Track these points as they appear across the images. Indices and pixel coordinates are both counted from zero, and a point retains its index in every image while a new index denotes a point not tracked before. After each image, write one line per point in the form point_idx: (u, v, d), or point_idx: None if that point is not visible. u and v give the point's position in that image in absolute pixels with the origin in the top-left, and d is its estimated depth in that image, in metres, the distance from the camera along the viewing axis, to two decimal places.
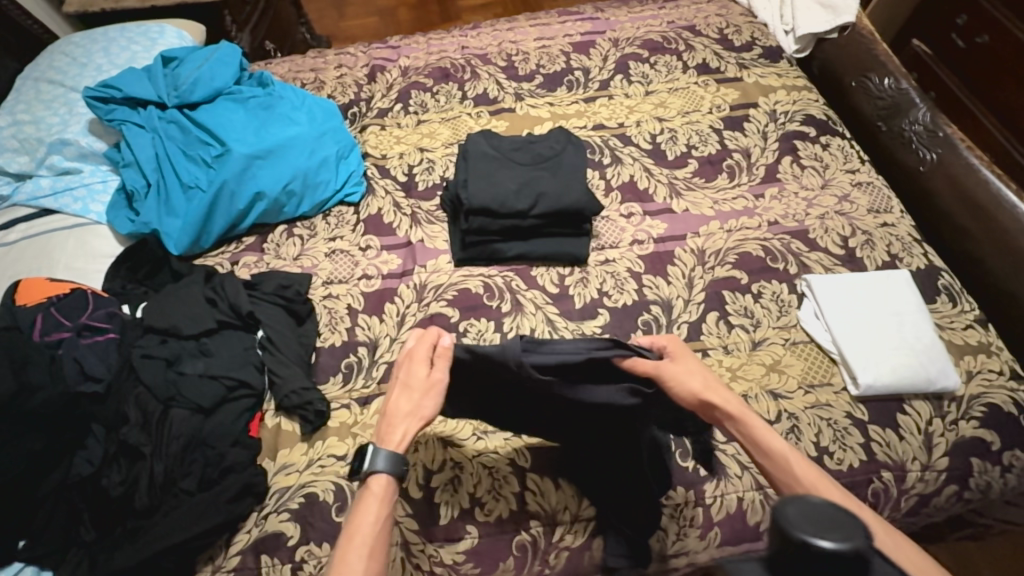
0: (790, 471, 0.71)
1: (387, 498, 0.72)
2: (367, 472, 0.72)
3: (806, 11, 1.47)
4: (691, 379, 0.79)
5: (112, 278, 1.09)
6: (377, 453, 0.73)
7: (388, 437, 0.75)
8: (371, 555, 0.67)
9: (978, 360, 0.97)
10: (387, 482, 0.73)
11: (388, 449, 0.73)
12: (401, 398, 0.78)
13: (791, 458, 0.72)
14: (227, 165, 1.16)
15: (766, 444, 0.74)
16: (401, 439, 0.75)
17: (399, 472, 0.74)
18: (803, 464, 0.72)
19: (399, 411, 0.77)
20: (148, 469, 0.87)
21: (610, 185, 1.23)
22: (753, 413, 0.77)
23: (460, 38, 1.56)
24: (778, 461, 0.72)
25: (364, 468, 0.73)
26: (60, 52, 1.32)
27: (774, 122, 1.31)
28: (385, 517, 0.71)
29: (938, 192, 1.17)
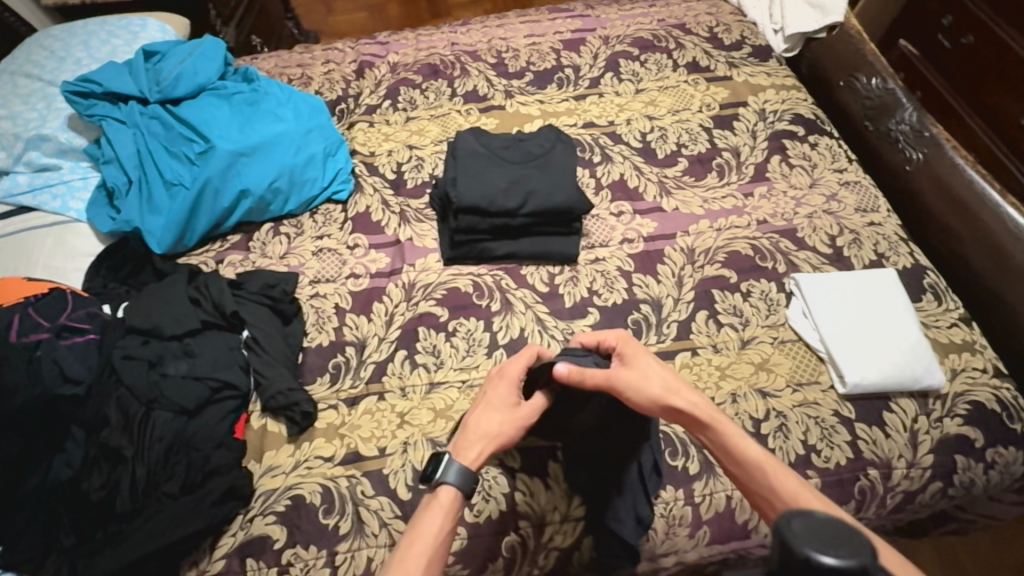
0: (767, 479, 0.72)
1: (451, 510, 0.73)
2: (436, 480, 0.74)
3: (795, 11, 1.47)
4: (648, 384, 0.79)
5: (93, 278, 1.07)
6: (450, 464, 0.74)
7: (465, 451, 0.77)
8: (430, 564, 0.68)
9: (963, 358, 0.98)
10: (454, 495, 0.74)
11: (463, 465, 0.75)
12: (484, 416, 0.80)
13: (767, 466, 0.73)
14: (211, 161, 1.13)
15: (742, 452, 0.75)
16: (476, 457, 0.76)
17: (467, 487, 0.75)
18: (777, 470, 0.73)
19: (479, 429, 0.79)
20: (130, 473, 0.85)
21: (600, 183, 1.22)
22: (723, 417, 0.79)
23: (449, 34, 1.54)
24: (753, 469, 0.73)
25: (435, 475, 0.74)
26: (38, 46, 1.29)
27: (763, 121, 1.31)
28: (448, 529, 0.72)
29: (924, 191, 1.18)
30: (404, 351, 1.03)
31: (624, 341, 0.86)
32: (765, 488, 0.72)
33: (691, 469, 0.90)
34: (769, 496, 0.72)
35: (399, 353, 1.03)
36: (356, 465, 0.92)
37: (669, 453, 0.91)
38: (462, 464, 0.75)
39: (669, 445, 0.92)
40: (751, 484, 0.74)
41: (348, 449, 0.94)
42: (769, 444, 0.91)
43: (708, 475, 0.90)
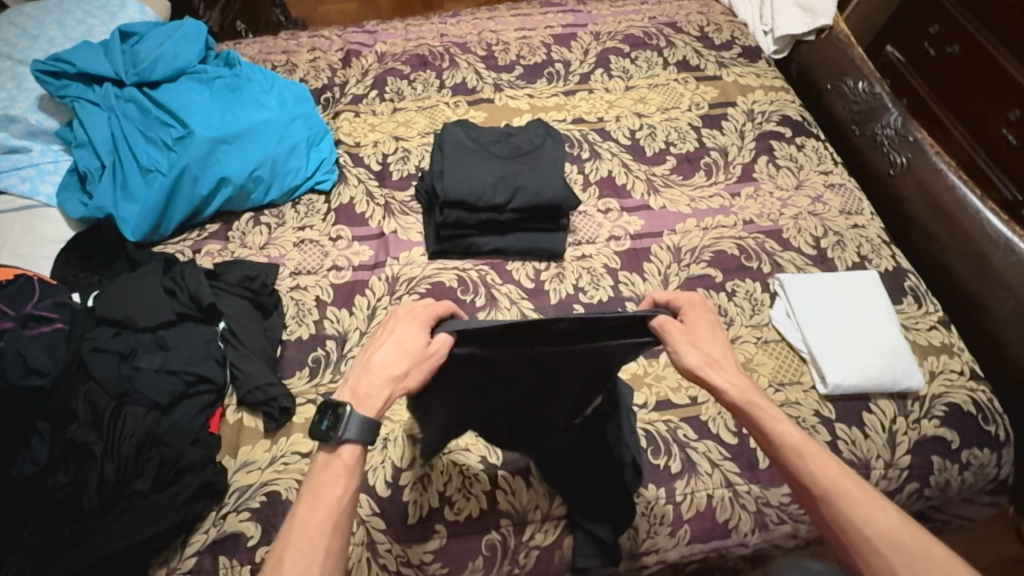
0: (804, 465, 0.63)
1: (355, 469, 0.62)
2: (337, 437, 0.60)
3: (785, 13, 1.47)
4: (689, 352, 0.68)
5: (63, 266, 1.03)
6: (352, 418, 0.60)
7: (368, 401, 0.62)
8: (334, 530, 0.58)
9: (941, 361, 1.00)
10: (358, 452, 0.62)
11: (365, 416, 0.60)
12: (389, 357, 0.63)
13: (806, 450, 0.63)
14: (190, 147, 1.10)
15: (777, 434, 0.65)
16: (380, 407, 0.62)
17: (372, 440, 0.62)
18: (816, 455, 0.63)
19: (383, 373, 0.63)
20: (98, 468, 0.82)
21: (588, 180, 1.21)
22: (760, 398, 0.67)
23: (439, 25, 1.52)
24: (787, 454, 0.64)
25: (334, 432, 0.60)
26: (7, 22, 1.23)
27: (751, 121, 1.31)
28: (353, 490, 0.61)
29: (907, 195, 1.19)
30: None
31: (693, 307, 0.72)
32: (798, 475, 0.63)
33: (674, 468, 0.90)
34: (800, 482, 0.63)
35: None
36: None
37: (652, 452, 0.91)
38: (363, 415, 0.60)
39: (651, 444, 0.92)
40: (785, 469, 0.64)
41: None
42: (750, 443, 0.92)
43: (690, 473, 0.90)
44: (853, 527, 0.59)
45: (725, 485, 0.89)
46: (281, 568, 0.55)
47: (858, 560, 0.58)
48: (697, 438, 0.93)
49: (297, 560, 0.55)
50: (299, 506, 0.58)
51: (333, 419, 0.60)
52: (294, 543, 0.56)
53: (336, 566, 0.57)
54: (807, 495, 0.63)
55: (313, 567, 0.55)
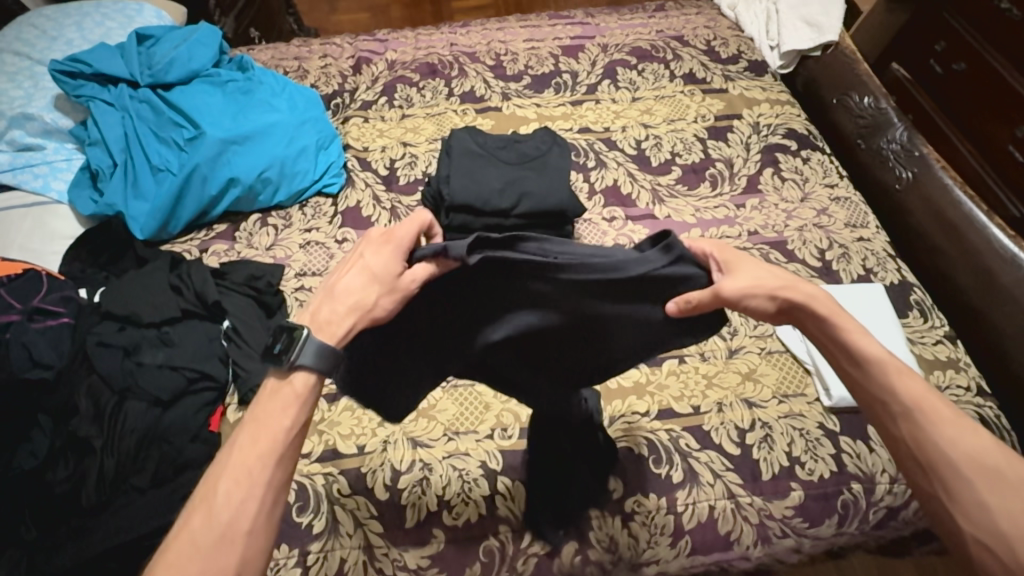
0: (887, 379, 0.58)
1: (306, 399, 0.58)
2: (287, 362, 0.57)
3: (791, 29, 1.48)
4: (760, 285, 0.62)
5: (72, 262, 1.04)
6: (304, 344, 0.56)
7: (326, 329, 0.59)
8: (278, 463, 0.55)
9: (947, 376, 0.99)
10: (312, 381, 0.58)
11: (322, 342, 0.57)
12: (356, 282, 0.61)
13: (892, 367, 0.58)
14: (201, 148, 1.11)
15: (861, 349, 0.60)
16: (341, 336, 0.59)
17: (327, 370, 0.58)
18: (901, 374, 0.58)
19: (347, 300, 0.60)
20: (98, 464, 0.82)
21: (593, 189, 1.22)
22: (846, 315, 0.62)
23: (449, 35, 1.54)
24: (868, 368, 0.59)
25: (285, 356, 0.57)
26: (29, 24, 1.26)
27: (756, 134, 1.32)
28: (303, 422, 0.58)
29: (912, 209, 1.19)
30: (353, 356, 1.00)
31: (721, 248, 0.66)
32: (877, 391, 0.58)
33: (676, 478, 0.89)
34: (884, 398, 0.58)
35: None
36: (333, 462, 0.90)
37: (653, 461, 0.90)
38: (319, 343, 0.57)
39: (653, 453, 0.91)
40: (866, 384, 0.59)
41: (326, 446, 0.91)
42: (753, 454, 0.91)
43: (692, 483, 0.89)
44: (935, 452, 0.54)
45: (727, 496, 0.88)
46: (216, 496, 0.52)
47: (936, 484, 0.54)
48: (700, 449, 0.92)
49: (232, 492, 0.53)
50: (240, 434, 0.55)
51: (286, 343, 0.56)
52: (229, 472, 0.53)
53: (277, 499, 0.55)
54: (885, 413, 0.58)
55: (250, 499, 0.53)
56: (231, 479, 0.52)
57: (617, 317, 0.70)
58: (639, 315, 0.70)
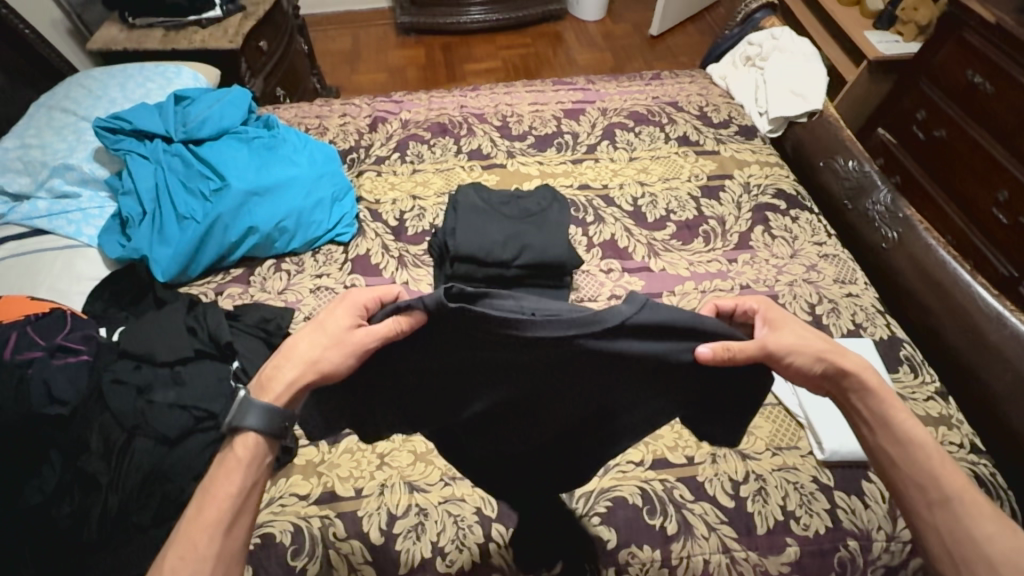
0: (927, 463, 0.63)
1: (251, 464, 0.63)
2: (231, 427, 0.62)
3: (778, 98, 1.59)
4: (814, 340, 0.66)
5: (95, 302, 1.10)
6: (245, 409, 0.62)
7: (269, 385, 0.64)
8: (227, 530, 0.58)
9: (939, 432, 1.00)
10: (254, 443, 0.63)
11: (264, 403, 0.62)
12: (307, 339, 0.66)
13: (932, 451, 0.64)
14: (224, 199, 1.19)
15: (906, 432, 0.65)
16: (282, 393, 0.64)
17: (268, 432, 0.63)
18: (937, 465, 0.63)
19: (296, 354, 0.65)
20: (102, 500, 0.84)
21: (592, 242, 1.28)
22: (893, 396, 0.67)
23: (460, 97, 1.66)
24: (911, 458, 0.64)
25: (229, 421, 0.62)
26: (77, 84, 1.39)
27: (747, 193, 1.39)
28: (249, 486, 0.61)
29: (899, 267, 1.23)
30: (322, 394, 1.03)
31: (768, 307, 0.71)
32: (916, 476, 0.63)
33: (669, 530, 0.89)
34: (917, 483, 0.63)
35: None
36: (331, 505, 0.91)
37: (647, 512, 0.91)
38: (259, 402, 0.62)
39: (647, 504, 0.92)
40: (906, 464, 0.64)
41: (324, 488, 0.93)
42: (748, 507, 0.91)
43: (686, 536, 0.89)
44: (968, 541, 0.59)
45: (722, 550, 0.88)
46: (162, 575, 0.55)
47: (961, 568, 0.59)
48: (694, 500, 0.92)
49: (180, 567, 0.55)
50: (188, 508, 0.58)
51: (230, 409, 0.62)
52: (176, 548, 0.56)
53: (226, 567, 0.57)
54: (923, 497, 0.63)
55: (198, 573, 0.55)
56: (177, 554, 0.55)
57: (618, 385, 0.67)
58: (634, 382, 0.67)
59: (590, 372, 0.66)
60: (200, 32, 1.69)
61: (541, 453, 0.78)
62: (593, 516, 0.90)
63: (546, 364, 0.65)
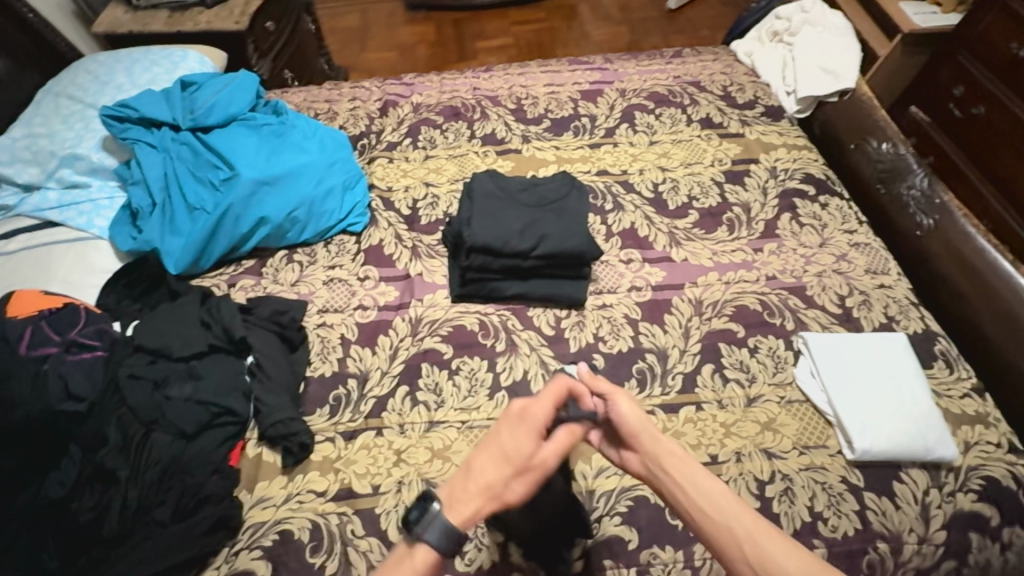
0: (714, 523, 0.62)
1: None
2: (413, 533, 0.57)
3: (807, 76, 1.51)
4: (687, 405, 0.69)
5: (108, 295, 1.09)
6: (436, 522, 0.57)
7: (456, 504, 0.59)
8: None
9: (976, 431, 0.96)
10: (433, 564, 0.57)
11: (449, 523, 0.57)
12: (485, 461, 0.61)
13: (718, 508, 0.63)
14: (234, 188, 1.17)
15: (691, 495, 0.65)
16: (470, 518, 0.59)
17: (451, 552, 0.57)
18: (728, 498, 0.63)
19: (476, 481, 0.60)
20: (121, 495, 0.84)
21: (611, 231, 1.24)
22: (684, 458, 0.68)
23: (472, 79, 1.60)
24: (704, 510, 0.63)
25: (413, 531, 0.57)
26: (84, 70, 1.36)
27: (774, 178, 1.33)
28: None
29: (933, 254, 1.17)
30: (338, 388, 1.02)
31: None
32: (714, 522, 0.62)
33: None
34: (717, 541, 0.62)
35: (379, 390, 1.02)
36: (348, 502, 0.90)
37: (670, 511, 0.89)
38: (448, 522, 0.57)
39: None
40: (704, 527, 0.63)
41: (342, 485, 0.92)
42: (774, 508, 0.89)
43: None
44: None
45: None
46: None
47: None
48: None
49: None
50: None
51: (420, 515, 0.58)
52: None
53: None
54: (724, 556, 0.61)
55: None
56: None
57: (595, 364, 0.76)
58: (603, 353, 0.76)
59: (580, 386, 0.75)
60: (205, 13, 1.65)
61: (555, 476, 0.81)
62: (614, 515, 0.88)
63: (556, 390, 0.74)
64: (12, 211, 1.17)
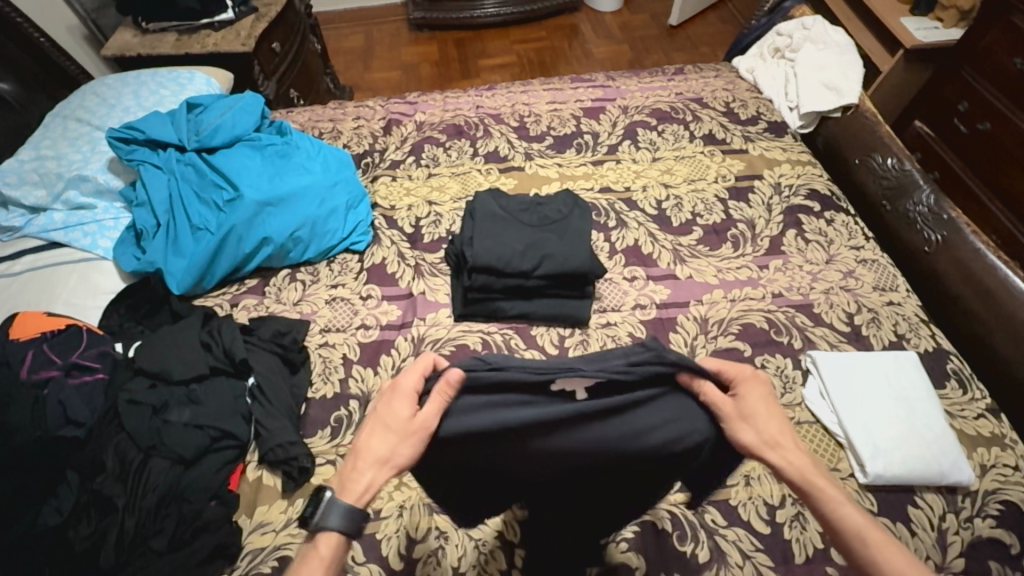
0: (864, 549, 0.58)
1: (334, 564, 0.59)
2: (315, 526, 0.58)
3: (810, 91, 1.51)
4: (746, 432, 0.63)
5: (111, 317, 1.09)
6: (331, 507, 0.58)
7: (350, 483, 0.60)
8: None
9: (992, 454, 0.93)
10: (337, 541, 0.59)
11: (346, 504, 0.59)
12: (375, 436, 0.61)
13: (868, 535, 0.59)
14: (238, 209, 1.17)
15: (839, 519, 0.60)
16: (363, 491, 0.59)
17: (352, 529, 0.60)
18: (880, 544, 0.58)
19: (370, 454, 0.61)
20: (118, 523, 0.82)
21: (614, 248, 1.23)
22: (820, 476, 0.62)
23: (475, 97, 1.61)
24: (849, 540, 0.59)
25: (313, 520, 0.58)
26: (92, 93, 1.38)
27: (778, 194, 1.32)
28: None
29: (944, 272, 1.14)
30: (339, 410, 1.01)
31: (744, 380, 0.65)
32: (861, 563, 0.58)
33: (702, 557, 0.85)
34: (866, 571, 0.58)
35: None
36: None
37: (677, 537, 0.87)
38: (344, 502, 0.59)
39: (677, 529, 0.87)
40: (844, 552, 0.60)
41: None
42: (785, 534, 0.86)
43: (719, 564, 0.84)
44: None
45: None
46: None
47: None
48: (727, 525, 0.88)
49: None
50: None
51: (315, 507, 0.59)
52: None
53: None
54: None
55: None
56: None
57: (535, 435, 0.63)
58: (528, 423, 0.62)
59: (664, 458, 0.66)
60: (213, 35, 1.67)
61: (588, 520, 0.79)
62: (620, 542, 0.86)
63: (577, 452, 0.65)
64: (18, 232, 1.18)
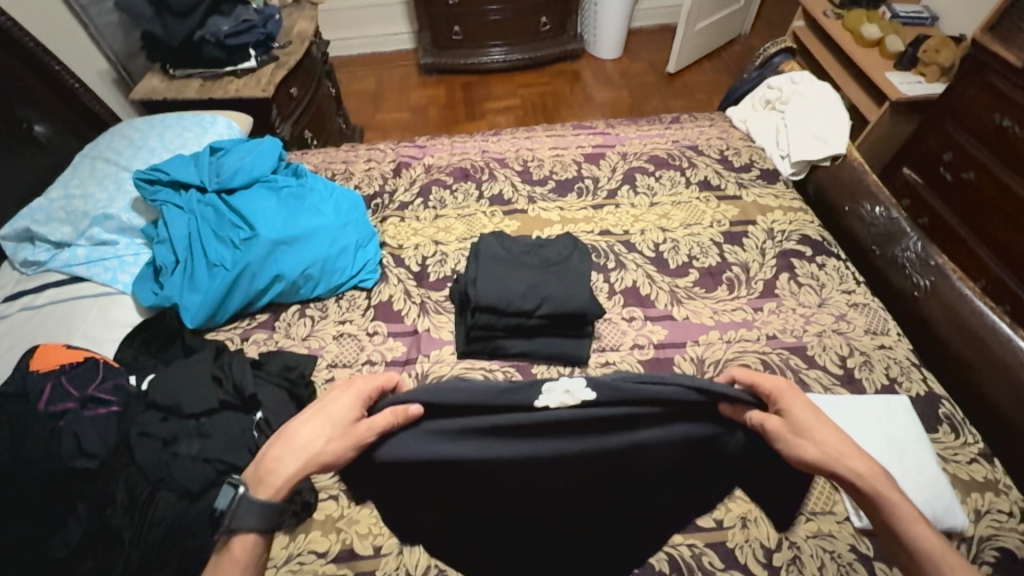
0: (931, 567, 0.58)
1: (248, 561, 0.63)
2: (228, 525, 0.62)
3: (800, 142, 1.58)
4: (806, 446, 0.63)
5: (126, 350, 1.13)
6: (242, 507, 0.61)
7: (267, 478, 0.63)
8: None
9: (986, 499, 0.94)
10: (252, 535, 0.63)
11: (257, 503, 0.61)
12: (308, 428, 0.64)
13: (940, 556, 0.59)
14: (253, 247, 1.22)
15: (914, 537, 0.60)
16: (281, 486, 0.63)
17: (266, 524, 0.63)
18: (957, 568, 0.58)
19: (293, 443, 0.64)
20: (124, 557, 0.84)
21: (613, 289, 1.28)
22: (890, 487, 0.62)
23: (482, 142, 1.70)
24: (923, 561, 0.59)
25: (224, 522, 0.62)
26: (121, 135, 1.46)
27: (771, 239, 1.38)
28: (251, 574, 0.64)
29: (933, 317, 1.18)
30: None
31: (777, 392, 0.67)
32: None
33: None
34: None
35: None
36: (349, 563, 0.89)
37: None
38: (255, 501, 0.61)
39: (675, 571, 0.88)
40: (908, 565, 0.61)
41: (344, 546, 0.91)
42: None
43: None
44: None
45: None
46: None
47: None
48: (725, 568, 0.88)
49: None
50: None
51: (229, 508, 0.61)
52: None
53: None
54: None
55: None
56: None
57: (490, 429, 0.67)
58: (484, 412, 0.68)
59: (616, 452, 0.69)
60: (235, 81, 1.77)
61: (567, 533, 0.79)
62: None
63: (533, 449, 0.68)
64: (42, 266, 1.23)
